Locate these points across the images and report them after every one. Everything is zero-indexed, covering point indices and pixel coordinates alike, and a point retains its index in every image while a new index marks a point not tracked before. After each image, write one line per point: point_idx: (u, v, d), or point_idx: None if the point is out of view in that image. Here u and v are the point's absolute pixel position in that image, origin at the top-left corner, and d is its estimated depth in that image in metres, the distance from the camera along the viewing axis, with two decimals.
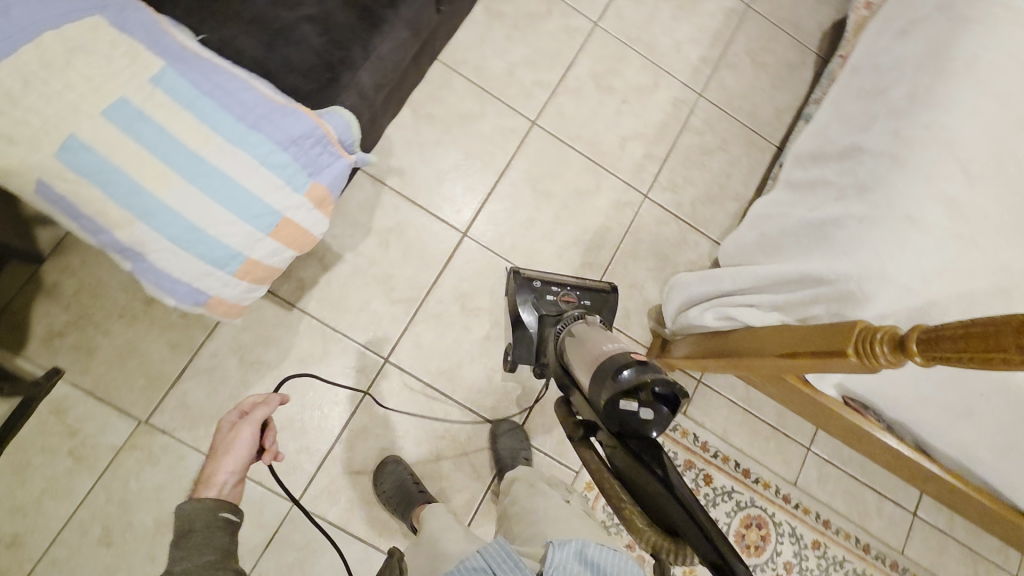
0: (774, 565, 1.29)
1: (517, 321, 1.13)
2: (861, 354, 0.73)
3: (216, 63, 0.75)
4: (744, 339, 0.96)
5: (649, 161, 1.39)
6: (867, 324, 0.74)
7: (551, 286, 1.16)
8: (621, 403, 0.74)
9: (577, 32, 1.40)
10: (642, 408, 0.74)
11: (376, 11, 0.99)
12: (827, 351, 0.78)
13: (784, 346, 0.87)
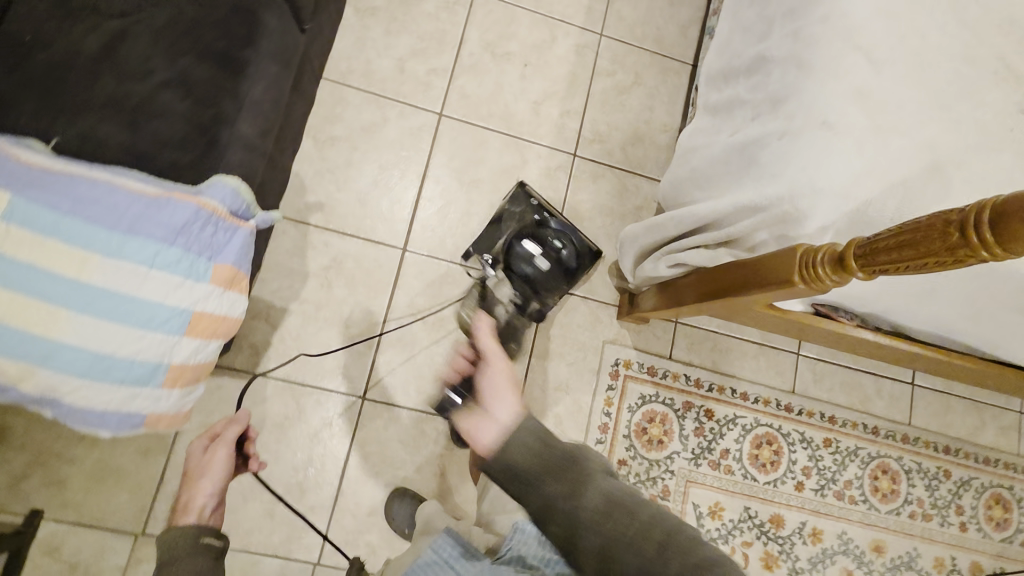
0: (793, 474, 1.32)
1: (496, 221, 1.19)
2: (807, 280, 0.71)
3: (70, 173, 0.69)
4: (702, 283, 0.95)
5: (568, 118, 1.33)
6: (807, 247, 0.72)
7: (542, 211, 1.16)
8: (528, 241, 1.08)
9: (457, 5, 1.32)
10: (546, 262, 1.09)
11: (234, 55, 0.89)
12: (774, 282, 0.76)
13: (738, 284, 0.85)
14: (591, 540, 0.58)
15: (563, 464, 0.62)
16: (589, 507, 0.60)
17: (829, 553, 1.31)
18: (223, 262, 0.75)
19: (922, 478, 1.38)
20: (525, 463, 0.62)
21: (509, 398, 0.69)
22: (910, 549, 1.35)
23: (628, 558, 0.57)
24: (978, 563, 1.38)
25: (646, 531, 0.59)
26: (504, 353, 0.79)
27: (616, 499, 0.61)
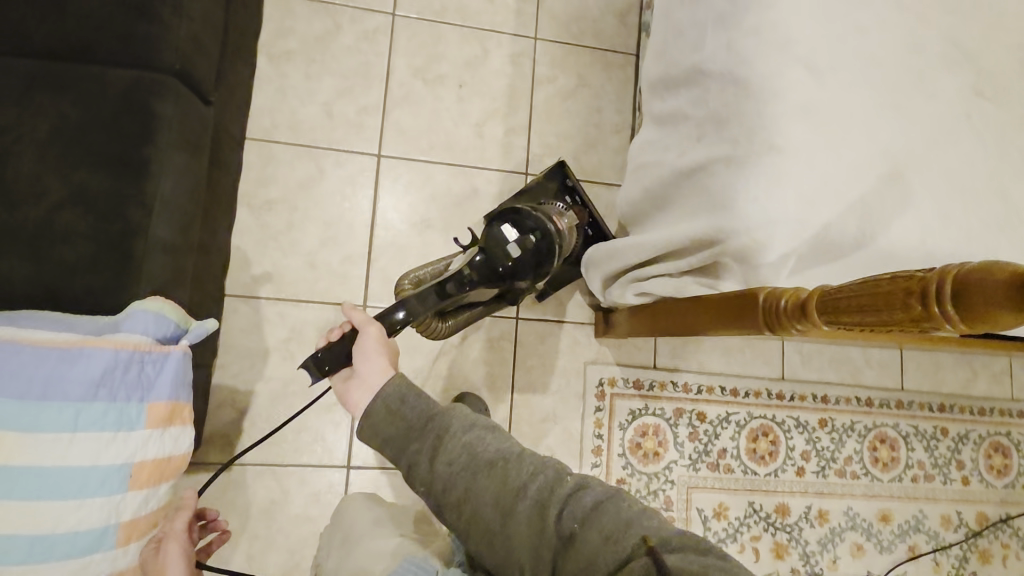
0: (792, 461, 1.31)
1: (528, 192, 1.14)
2: (773, 327, 0.68)
3: None
4: (679, 314, 0.91)
5: (514, 135, 1.26)
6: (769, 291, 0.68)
7: (576, 197, 1.14)
8: (506, 225, 0.86)
9: (377, 32, 1.22)
10: (514, 244, 0.85)
11: (133, 157, 0.81)
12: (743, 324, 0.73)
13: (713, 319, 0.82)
14: (455, 495, 0.61)
15: (432, 426, 0.65)
16: (451, 459, 0.62)
17: (837, 531, 1.32)
18: (153, 401, 0.71)
19: (921, 441, 1.38)
20: (397, 431, 0.65)
21: (378, 359, 0.68)
22: (916, 513, 1.36)
23: (495, 509, 0.60)
24: (984, 512, 1.39)
25: (517, 484, 0.60)
26: (380, 336, 0.70)
27: (485, 454, 0.62)
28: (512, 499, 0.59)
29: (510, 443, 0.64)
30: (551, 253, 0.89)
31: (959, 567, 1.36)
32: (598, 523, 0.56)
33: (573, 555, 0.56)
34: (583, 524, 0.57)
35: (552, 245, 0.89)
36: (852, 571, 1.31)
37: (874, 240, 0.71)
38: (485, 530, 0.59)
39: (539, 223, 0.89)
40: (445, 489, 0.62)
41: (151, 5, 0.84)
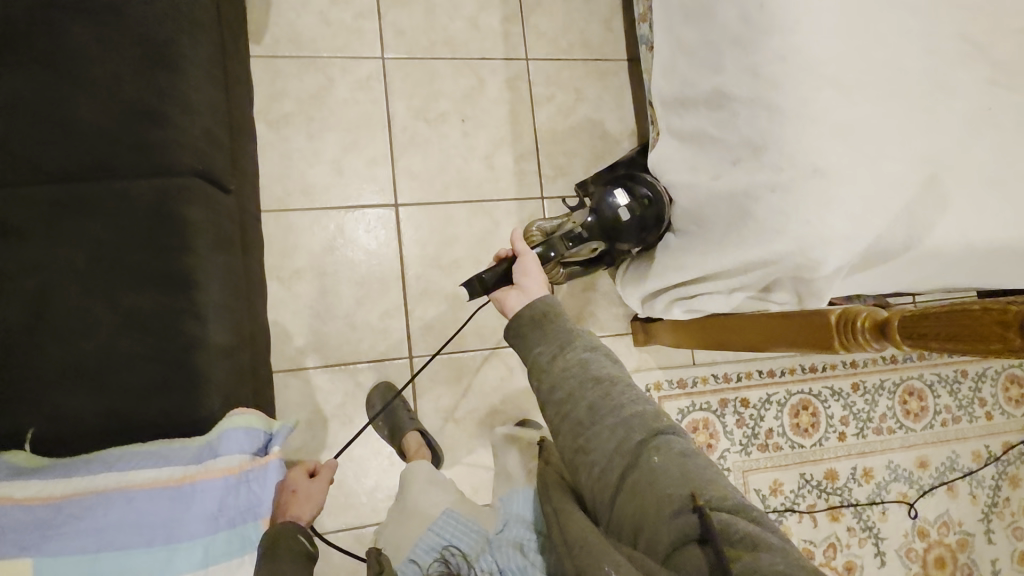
0: (833, 428, 1.38)
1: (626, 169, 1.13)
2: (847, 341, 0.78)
3: (78, 499, 0.63)
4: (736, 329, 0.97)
5: (525, 161, 1.26)
6: (844, 309, 0.78)
7: None
8: (618, 189, 0.96)
9: (371, 79, 1.20)
10: (627, 209, 0.94)
11: (175, 270, 0.79)
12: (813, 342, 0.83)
13: (780, 332, 0.89)
14: (562, 394, 0.67)
15: (556, 336, 0.71)
16: (566, 365, 0.68)
17: (883, 485, 1.39)
18: (261, 512, 0.69)
19: (944, 386, 1.46)
20: (533, 333, 0.72)
21: (538, 277, 0.78)
22: (950, 454, 1.44)
23: (593, 416, 0.65)
24: (1010, 441, 1.48)
25: (618, 405, 0.65)
26: (537, 261, 0.80)
27: (598, 371, 0.67)
28: (607, 417, 0.64)
29: (624, 376, 0.68)
30: (656, 218, 0.96)
31: (995, 495, 1.45)
32: (682, 464, 0.61)
33: (648, 478, 0.61)
34: (668, 463, 0.61)
35: (660, 209, 0.96)
36: (901, 517, 1.39)
37: (921, 242, 0.74)
38: (578, 430, 0.65)
39: (649, 188, 0.96)
40: (551, 388, 0.68)
41: (159, 106, 0.79)
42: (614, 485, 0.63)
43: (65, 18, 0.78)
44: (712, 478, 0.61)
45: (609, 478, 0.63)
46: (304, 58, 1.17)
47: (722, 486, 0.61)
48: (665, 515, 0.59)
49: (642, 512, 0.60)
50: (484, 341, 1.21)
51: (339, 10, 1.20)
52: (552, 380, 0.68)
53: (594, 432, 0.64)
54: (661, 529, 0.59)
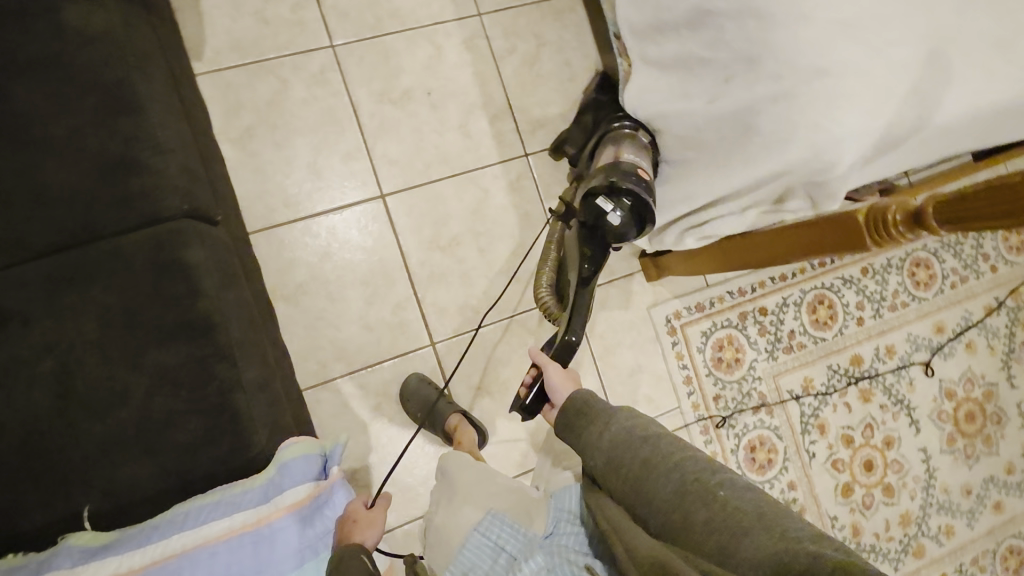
0: (851, 314, 1.41)
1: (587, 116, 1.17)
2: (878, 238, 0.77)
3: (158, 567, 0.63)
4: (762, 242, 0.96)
5: (501, 121, 1.22)
6: (871, 208, 0.78)
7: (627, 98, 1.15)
8: (599, 199, 0.91)
9: (325, 71, 1.14)
10: (615, 211, 0.90)
11: (192, 317, 0.77)
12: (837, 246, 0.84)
13: (809, 242, 0.88)
14: (618, 462, 0.79)
15: (601, 413, 0.85)
16: (614, 436, 0.81)
17: (906, 357, 1.43)
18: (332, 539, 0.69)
19: (948, 250, 1.48)
20: (576, 419, 0.87)
21: (560, 383, 0.95)
22: (963, 313, 1.48)
23: (649, 471, 0.75)
24: (1017, 289, 1.52)
25: (668, 458, 0.75)
26: (553, 369, 0.96)
27: (641, 433, 0.79)
28: (659, 464, 0.74)
29: (668, 433, 0.79)
30: (648, 217, 0.91)
31: (1010, 343, 1.51)
32: (743, 492, 0.67)
33: (709, 509, 0.67)
34: (729, 495, 0.67)
35: (648, 209, 0.90)
36: (928, 385, 1.44)
37: (932, 120, 0.74)
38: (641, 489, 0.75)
39: (629, 190, 0.89)
40: (605, 459, 0.81)
41: (130, 154, 0.78)
42: (683, 525, 0.69)
43: (10, 82, 0.74)
44: (775, 505, 0.66)
45: (677, 518, 0.70)
46: (251, 65, 1.11)
47: (787, 513, 0.65)
48: (737, 538, 0.63)
49: (714, 541, 0.65)
50: (500, 311, 1.21)
51: (274, 4, 1.13)
52: (603, 450, 0.81)
53: (652, 479, 0.74)
54: (732, 544, 0.63)
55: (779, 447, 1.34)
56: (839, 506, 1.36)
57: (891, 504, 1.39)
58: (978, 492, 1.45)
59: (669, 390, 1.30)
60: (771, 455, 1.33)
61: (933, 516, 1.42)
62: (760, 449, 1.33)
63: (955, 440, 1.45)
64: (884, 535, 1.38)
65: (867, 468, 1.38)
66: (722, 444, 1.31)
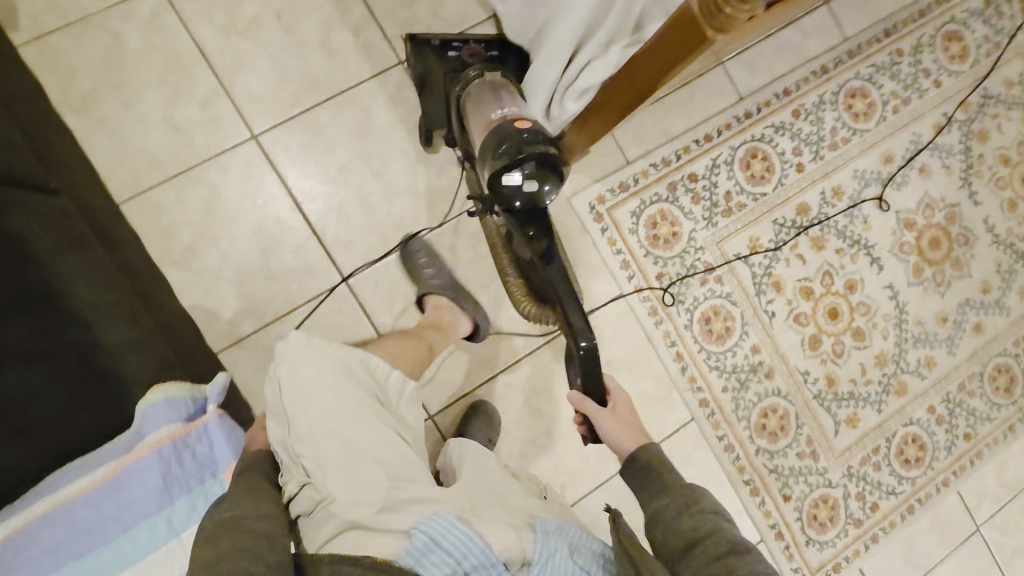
0: (788, 162, 1.32)
1: (423, 88, 1.07)
2: (715, 23, 0.66)
3: (28, 523, 0.68)
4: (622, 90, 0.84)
5: (365, 31, 1.13)
6: None
7: (451, 44, 1.07)
8: (505, 175, 0.81)
9: (158, 14, 1.05)
10: (528, 179, 0.80)
11: (24, 287, 0.72)
12: (691, 48, 0.71)
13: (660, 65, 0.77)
14: (693, 557, 0.65)
15: (681, 488, 0.73)
16: (692, 527, 0.68)
17: (856, 196, 1.35)
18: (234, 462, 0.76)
19: (884, 73, 1.37)
20: (647, 476, 0.78)
21: (617, 427, 0.85)
22: (911, 137, 1.38)
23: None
24: (966, 100, 1.41)
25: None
26: (604, 412, 0.86)
27: (730, 540, 0.65)
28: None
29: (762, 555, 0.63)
30: (562, 167, 0.82)
31: (968, 158, 1.41)
32: None
33: None
34: None
35: (558, 159, 0.81)
36: (884, 220, 1.36)
37: None
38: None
39: (530, 149, 0.80)
40: (681, 547, 0.67)
41: None
42: None
43: None
44: None
45: None
46: (75, 24, 1.02)
47: None
48: None
49: None
50: (410, 233, 1.14)
51: None
52: (678, 538, 0.68)
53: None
54: None
55: (735, 314, 1.28)
56: (808, 360, 1.32)
57: (863, 347, 1.34)
58: (955, 318, 1.39)
59: (608, 279, 1.24)
60: (728, 324, 1.28)
61: (910, 351, 1.37)
62: (715, 319, 1.27)
63: (922, 270, 1.38)
64: (860, 380, 1.34)
65: (832, 315, 1.33)
66: (674, 322, 1.25)
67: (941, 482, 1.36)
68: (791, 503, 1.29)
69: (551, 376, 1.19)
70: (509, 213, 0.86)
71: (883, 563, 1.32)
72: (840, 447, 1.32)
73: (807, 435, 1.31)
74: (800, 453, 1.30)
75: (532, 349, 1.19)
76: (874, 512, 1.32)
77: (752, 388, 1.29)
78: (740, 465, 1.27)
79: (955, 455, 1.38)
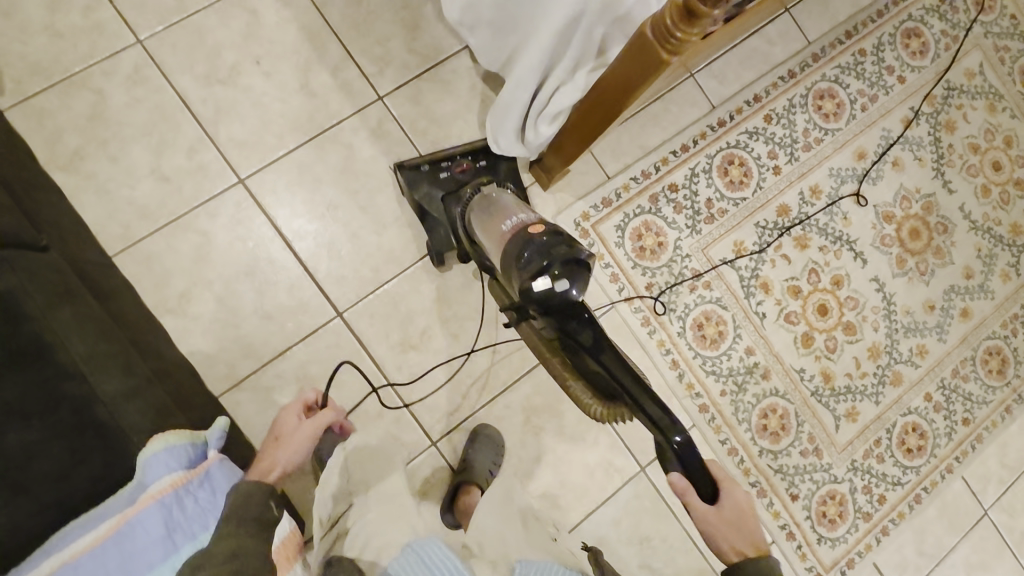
0: (765, 166, 1.35)
1: (424, 212, 1.10)
2: (669, 48, 0.69)
3: None
4: (594, 106, 0.86)
5: (343, 70, 1.15)
6: (653, 20, 0.69)
7: (441, 164, 1.12)
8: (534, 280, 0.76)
9: (140, 69, 1.08)
10: (557, 280, 0.76)
11: (19, 346, 0.73)
12: (650, 73, 0.74)
13: (624, 84, 0.79)
14: None
15: None
16: None
17: (834, 193, 1.38)
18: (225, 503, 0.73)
19: (850, 74, 1.41)
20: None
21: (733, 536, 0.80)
22: (881, 133, 1.42)
23: None
24: (930, 94, 1.46)
25: None
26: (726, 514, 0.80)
27: None
28: None
29: None
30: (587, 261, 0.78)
31: (938, 149, 1.45)
32: None
33: None
34: None
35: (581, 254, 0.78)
36: (863, 215, 1.39)
37: None
38: None
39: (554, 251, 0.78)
40: None
41: None
42: None
43: None
44: None
45: None
46: (59, 85, 1.04)
47: None
48: None
49: None
50: (401, 264, 1.16)
51: (64, 13, 1.06)
52: None
53: None
54: None
55: (727, 318, 1.30)
56: (803, 357, 1.33)
57: (855, 341, 1.36)
58: (942, 305, 1.42)
59: (600, 294, 1.25)
60: (720, 328, 1.30)
61: (902, 341, 1.39)
62: (707, 324, 1.29)
63: (905, 261, 1.40)
64: (856, 373, 1.36)
65: (821, 312, 1.35)
66: (667, 330, 1.27)
67: (945, 469, 1.37)
68: (800, 502, 1.30)
69: (551, 393, 1.20)
70: (548, 319, 0.80)
71: (896, 555, 1.32)
72: (842, 443, 1.33)
73: (808, 432, 1.32)
74: (804, 452, 1.31)
75: (530, 368, 1.20)
76: (882, 505, 1.33)
77: (751, 390, 1.30)
78: (745, 468, 1.28)
79: (956, 441, 1.39)
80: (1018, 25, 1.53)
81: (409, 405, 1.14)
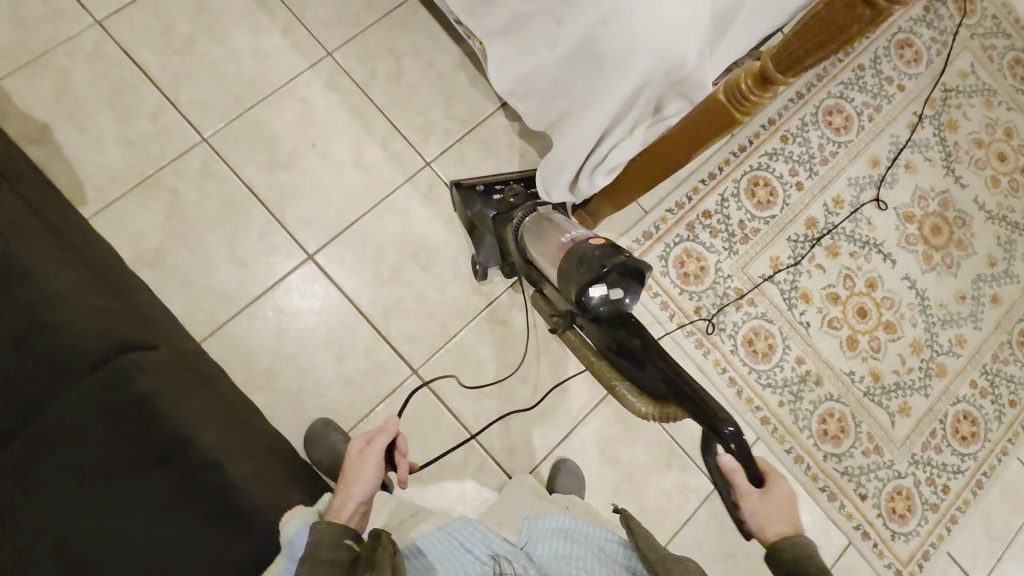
0: (788, 183, 1.43)
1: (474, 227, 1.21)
2: (742, 108, 0.81)
3: None
4: (650, 160, 0.97)
5: (392, 143, 1.23)
6: (725, 86, 0.81)
7: (494, 186, 1.22)
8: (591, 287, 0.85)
9: (208, 165, 1.15)
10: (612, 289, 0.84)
11: (160, 445, 0.78)
12: (716, 131, 0.86)
13: (686, 141, 0.90)
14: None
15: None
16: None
17: (855, 201, 1.46)
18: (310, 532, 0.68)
19: (853, 88, 1.51)
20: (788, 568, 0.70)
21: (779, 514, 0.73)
22: (891, 139, 1.51)
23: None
24: (930, 97, 1.55)
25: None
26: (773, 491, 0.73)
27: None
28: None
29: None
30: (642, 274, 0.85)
31: (945, 148, 1.54)
32: None
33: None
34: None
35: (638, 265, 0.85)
36: (886, 218, 1.47)
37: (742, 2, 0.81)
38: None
39: (610, 263, 0.86)
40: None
41: (38, 317, 0.80)
42: None
43: None
44: None
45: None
46: (136, 188, 1.12)
47: None
48: None
49: None
50: (466, 316, 1.22)
51: (134, 122, 1.14)
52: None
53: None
54: None
55: (774, 331, 1.36)
56: (850, 360, 1.39)
57: (896, 338, 1.42)
58: (972, 294, 1.48)
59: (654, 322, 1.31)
60: (770, 341, 1.35)
61: (941, 333, 1.45)
62: (757, 339, 1.35)
63: (931, 256, 1.47)
64: (902, 369, 1.41)
65: (861, 314, 1.41)
66: (721, 349, 1.33)
67: (1000, 452, 1.42)
68: (869, 501, 1.33)
69: (620, 423, 1.25)
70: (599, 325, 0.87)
71: (968, 542, 1.36)
72: (899, 438, 1.38)
73: (867, 432, 1.37)
74: (866, 451, 1.35)
75: (598, 401, 1.26)
76: (947, 494, 1.37)
77: (807, 398, 1.35)
78: (813, 474, 1.32)
79: (1006, 423, 1.44)
80: (999, 25, 1.65)
81: (490, 450, 1.18)
